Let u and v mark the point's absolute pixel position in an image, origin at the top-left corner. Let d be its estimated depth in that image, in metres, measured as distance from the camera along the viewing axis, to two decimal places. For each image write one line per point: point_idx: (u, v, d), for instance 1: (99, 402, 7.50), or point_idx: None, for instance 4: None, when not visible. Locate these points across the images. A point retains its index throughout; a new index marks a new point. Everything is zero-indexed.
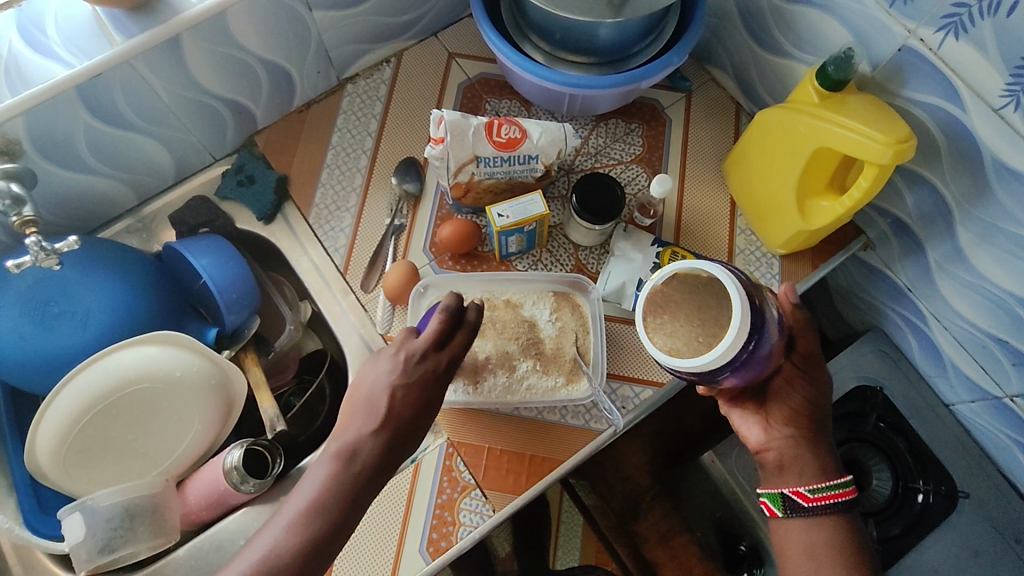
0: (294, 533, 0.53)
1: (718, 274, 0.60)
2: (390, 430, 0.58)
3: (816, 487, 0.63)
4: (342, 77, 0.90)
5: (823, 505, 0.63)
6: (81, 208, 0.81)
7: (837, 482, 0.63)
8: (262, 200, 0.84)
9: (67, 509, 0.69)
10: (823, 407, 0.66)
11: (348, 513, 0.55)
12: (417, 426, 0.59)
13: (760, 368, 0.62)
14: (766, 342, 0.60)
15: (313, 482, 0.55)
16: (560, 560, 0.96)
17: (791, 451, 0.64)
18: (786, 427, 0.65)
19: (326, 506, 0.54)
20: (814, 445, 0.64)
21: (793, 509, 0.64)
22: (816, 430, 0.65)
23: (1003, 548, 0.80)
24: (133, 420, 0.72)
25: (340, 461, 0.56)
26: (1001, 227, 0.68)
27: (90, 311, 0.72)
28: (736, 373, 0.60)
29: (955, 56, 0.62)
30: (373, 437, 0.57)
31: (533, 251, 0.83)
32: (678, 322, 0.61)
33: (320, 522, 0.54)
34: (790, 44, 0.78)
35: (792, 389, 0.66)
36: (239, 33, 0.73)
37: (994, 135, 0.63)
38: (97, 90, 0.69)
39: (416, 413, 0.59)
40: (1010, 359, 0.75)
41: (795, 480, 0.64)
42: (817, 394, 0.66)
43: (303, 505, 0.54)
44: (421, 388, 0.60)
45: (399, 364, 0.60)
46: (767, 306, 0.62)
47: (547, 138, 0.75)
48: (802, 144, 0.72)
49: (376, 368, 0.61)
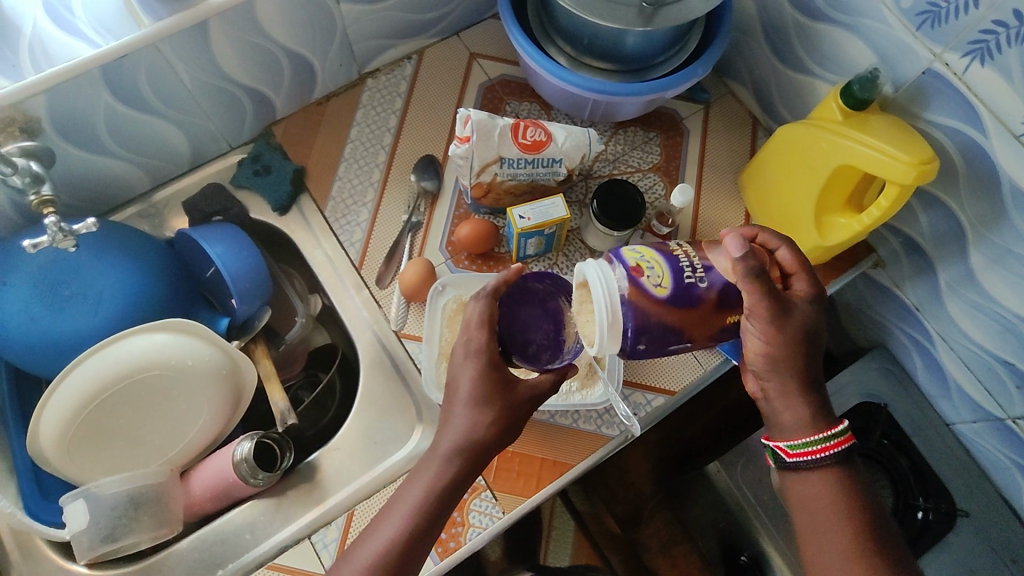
0: (390, 532, 0.57)
1: (593, 279, 0.58)
2: (489, 428, 0.59)
3: (794, 442, 0.58)
4: (363, 72, 0.90)
5: (804, 461, 0.58)
6: (94, 190, 0.79)
7: (825, 434, 0.58)
8: (278, 190, 0.84)
9: (70, 495, 0.69)
10: (797, 353, 0.57)
11: (442, 513, 0.59)
12: (517, 414, 0.60)
13: (679, 337, 0.58)
14: (654, 323, 0.56)
15: (412, 491, 0.58)
16: (551, 557, 0.95)
17: (778, 403, 0.59)
18: (764, 381, 0.59)
19: (422, 510, 0.58)
20: (793, 396, 0.58)
21: (780, 465, 0.61)
22: (793, 379, 0.57)
23: (1000, 567, 0.82)
24: (140, 407, 0.71)
25: (429, 470, 0.59)
26: (1015, 252, 0.69)
27: (102, 295, 0.71)
28: (653, 348, 0.58)
29: (980, 81, 0.63)
30: (464, 443, 0.59)
31: (549, 255, 0.83)
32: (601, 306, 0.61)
33: (415, 519, 0.57)
34: (813, 62, 0.79)
35: (749, 339, 0.58)
36: (267, 22, 0.73)
37: (1014, 161, 0.64)
38: (121, 71, 0.68)
39: (506, 403, 0.59)
40: (1015, 382, 0.76)
41: (777, 434, 0.60)
42: (779, 345, 0.56)
43: (400, 512, 0.58)
44: (501, 378, 0.60)
45: (473, 364, 0.60)
46: (650, 288, 0.56)
47: (572, 142, 0.76)
48: (824, 161, 0.73)
49: (456, 372, 0.61)
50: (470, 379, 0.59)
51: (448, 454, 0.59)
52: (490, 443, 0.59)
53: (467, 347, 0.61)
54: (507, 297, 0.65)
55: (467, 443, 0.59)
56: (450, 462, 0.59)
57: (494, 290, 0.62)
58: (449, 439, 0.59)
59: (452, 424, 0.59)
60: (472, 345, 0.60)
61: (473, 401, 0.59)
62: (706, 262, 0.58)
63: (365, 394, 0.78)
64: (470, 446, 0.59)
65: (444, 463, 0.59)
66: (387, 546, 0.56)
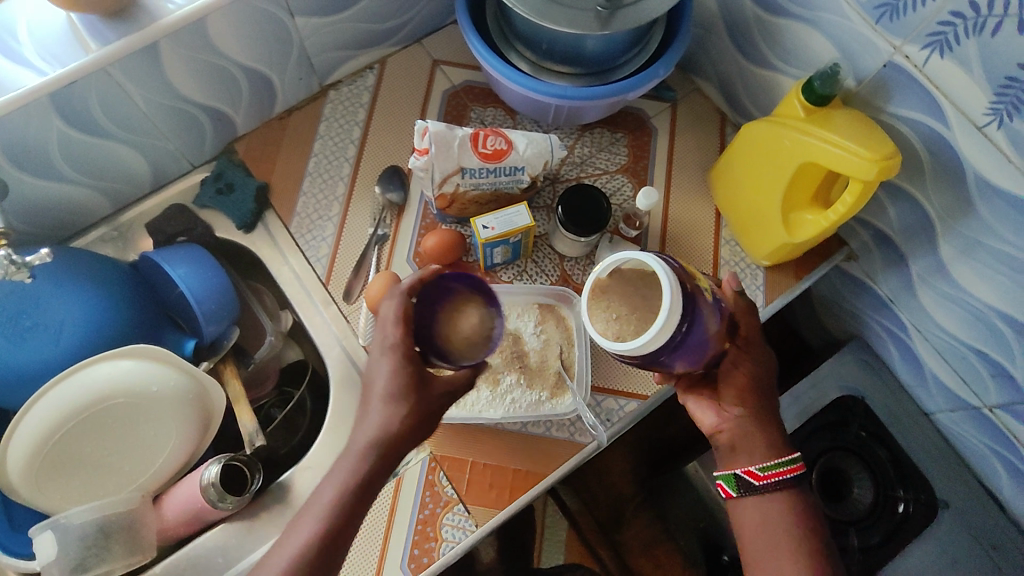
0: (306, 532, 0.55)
1: (650, 261, 0.58)
2: (402, 424, 0.57)
3: (766, 464, 0.63)
4: (325, 83, 0.89)
5: (773, 482, 0.62)
6: (53, 216, 0.78)
7: (786, 458, 0.63)
8: (241, 208, 0.83)
9: (39, 527, 0.68)
10: (770, 385, 0.67)
11: (352, 515, 0.56)
12: (433, 409, 0.59)
13: (704, 351, 0.61)
14: (700, 328, 0.59)
15: (324, 494, 0.56)
16: (544, 560, 0.97)
17: (742, 432, 0.65)
18: (736, 408, 0.65)
19: (338, 509, 0.55)
20: (766, 424, 0.65)
21: (746, 489, 0.63)
22: (766, 407, 0.66)
23: (981, 556, 0.82)
24: (107, 435, 0.70)
25: (340, 472, 0.57)
26: (984, 243, 0.68)
27: (64, 325, 0.70)
28: (677, 356, 0.60)
29: (940, 73, 0.62)
30: (379, 440, 0.57)
31: (518, 262, 0.82)
32: (619, 305, 0.61)
33: (327, 523, 0.55)
34: (775, 56, 0.78)
35: (735, 368, 0.65)
36: (220, 40, 0.72)
37: (977, 152, 0.63)
38: (71, 98, 0.66)
39: (423, 398, 0.58)
40: (991, 372, 0.76)
41: (745, 459, 0.64)
42: (761, 372, 0.66)
43: (313, 516, 0.55)
44: (417, 372, 0.59)
45: (386, 359, 0.59)
46: (701, 292, 0.61)
47: (533, 149, 0.75)
48: (788, 158, 0.71)
49: (372, 367, 0.59)
50: (384, 374, 0.58)
51: (359, 457, 0.57)
52: (402, 439, 0.57)
53: (384, 341, 0.59)
54: (425, 294, 0.63)
55: (379, 439, 0.57)
56: (367, 460, 0.56)
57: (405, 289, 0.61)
58: (363, 436, 0.57)
59: (366, 419, 0.58)
60: (387, 341, 0.59)
61: (387, 396, 0.57)
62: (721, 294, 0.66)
63: (336, 411, 0.78)
64: (385, 442, 0.57)
65: (361, 461, 0.56)
66: (295, 556, 0.54)
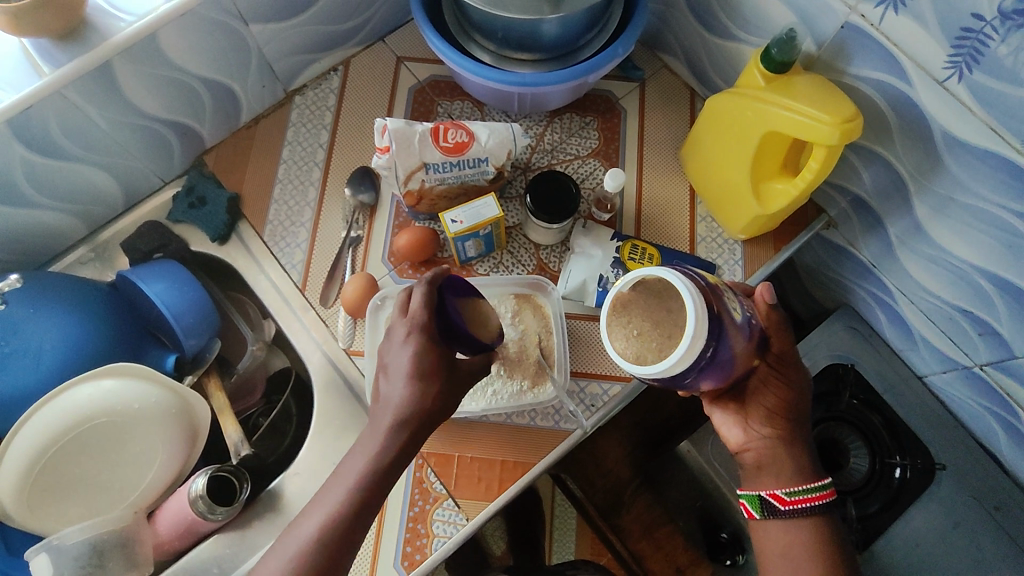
0: (322, 515, 0.53)
1: (679, 284, 0.57)
2: (428, 403, 0.56)
3: (792, 489, 0.64)
4: (290, 89, 0.89)
5: (799, 508, 0.63)
6: (27, 242, 0.79)
7: (816, 484, 0.64)
8: (214, 220, 0.83)
9: (33, 549, 0.69)
10: (801, 405, 0.67)
11: (373, 495, 0.54)
12: (456, 393, 0.59)
13: (730, 369, 0.61)
14: (727, 346, 0.59)
15: (351, 468, 0.55)
16: (555, 554, 0.99)
17: (769, 453, 0.66)
18: (764, 428, 0.66)
19: (365, 484, 0.54)
20: (794, 446, 0.66)
21: (770, 512, 0.65)
22: (794, 427, 0.66)
23: (981, 517, 0.81)
24: (95, 456, 0.71)
25: (365, 447, 0.55)
26: (956, 200, 0.67)
27: (43, 349, 0.71)
28: (702, 376, 0.59)
29: (896, 30, 0.61)
30: (406, 419, 0.55)
31: (493, 254, 0.82)
32: (641, 322, 0.60)
33: (349, 502, 0.53)
34: (736, 27, 0.77)
35: (766, 388, 0.66)
36: (175, 54, 0.72)
37: (940, 108, 0.62)
38: (29, 124, 0.67)
39: (448, 381, 0.58)
40: (977, 330, 0.74)
41: (772, 482, 0.65)
42: (792, 392, 0.66)
43: (337, 489, 0.54)
44: (441, 356, 0.58)
45: (411, 342, 0.57)
46: (728, 309, 0.59)
47: (495, 139, 0.74)
48: (754, 130, 0.70)
49: (395, 352, 0.58)
50: (409, 355, 0.57)
51: (384, 433, 0.55)
52: (428, 416, 0.57)
53: (409, 323, 0.58)
54: (449, 284, 0.63)
55: (405, 417, 0.55)
56: (394, 437, 0.55)
57: (437, 276, 0.60)
58: (390, 412, 0.56)
59: (389, 398, 0.56)
60: (415, 327, 0.58)
61: (414, 377, 0.56)
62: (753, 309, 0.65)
63: (322, 416, 0.78)
64: (411, 419, 0.55)
65: (389, 437, 0.55)
66: (319, 533, 0.52)
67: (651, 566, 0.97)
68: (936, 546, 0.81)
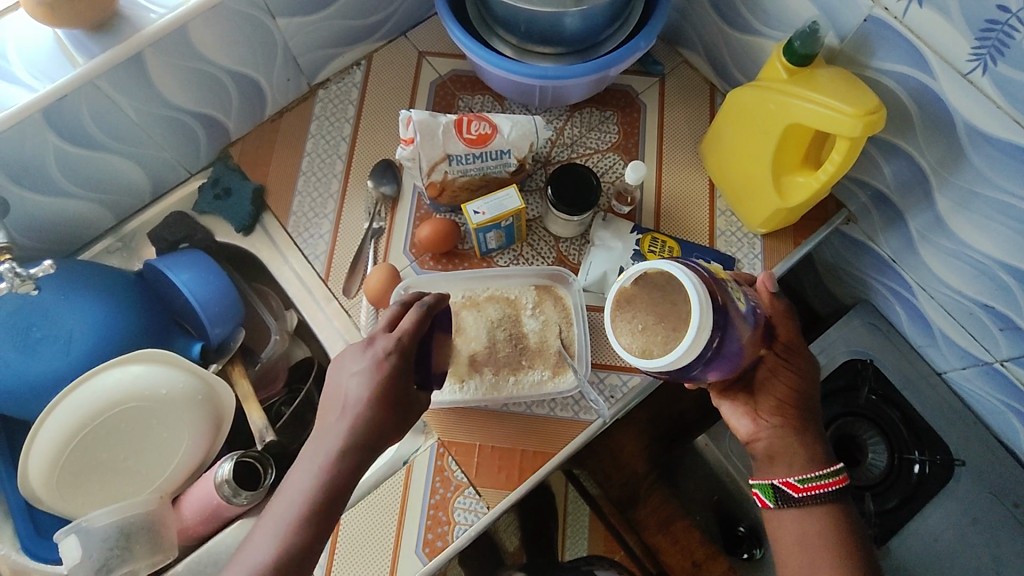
0: (272, 543, 0.53)
1: (683, 278, 0.58)
2: (377, 429, 0.57)
3: (806, 477, 0.64)
4: (314, 83, 0.90)
5: (813, 495, 0.64)
6: (58, 231, 0.81)
7: (829, 470, 0.64)
8: (239, 211, 0.84)
9: (63, 530, 0.69)
10: (808, 396, 0.67)
11: (325, 518, 0.54)
12: (403, 426, 0.59)
13: (739, 359, 0.62)
14: (733, 337, 0.59)
15: (296, 491, 0.55)
16: (568, 551, 0.98)
17: (779, 441, 0.66)
18: (773, 418, 0.67)
19: (313, 508, 0.54)
20: (804, 436, 0.66)
21: (785, 501, 0.65)
22: (802, 417, 0.67)
23: (1001, 514, 0.81)
24: (123, 439, 0.72)
25: (312, 467, 0.55)
26: (978, 192, 0.67)
27: (74, 334, 0.72)
28: (711, 368, 0.60)
29: (919, 22, 0.61)
30: (353, 441, 0.56)
31: (513, 247, 0.83)
32: (644, 315, 0.60)
33: (298, 528, 0.53)
34: (758, 21, 0.77)
35: (775, 378, 0.67)
36: (203, 45, 0.73)
37: (964, 99, 0.62)
38: (63, 112, 0.68)
39: (399, 412, 0.58)
40: (998, 325, 0.74)
41: (786, 471, 0.65)
42: (800, 382, 0.67)
43: (289, 511, 0.54)
44: (403, 385, 0.58)
45: (385, 364, 0.58)
46: (732, 300, 0.60)
47: (518, 132, 0.76)
48: (773, 123, 0.71)
49: (358, 368, 0.58)
50: (376, 375, 0.57)
51: (332, 453, 0.56)
52: (376, 438, 0.57)
53: (388, 343, 0.59)
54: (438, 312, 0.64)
55: (353, 437, 0.56)
56: (343, 457, 0.55)
57: (434, 306, 0.61)
58: (339, 430, 0.56)
59: (342, 411, 0.57)
60: (393, 348, 0.58)
61: (374, 397, 0.57)
62: (754, 301, 0.65)
63: None
64: (361, 440, 0.56)
65: (336, 458, 0.55)
66: (274, 554, 0.53)
67: (667, 561, 0.97)
68: (955, 543, 0.81)
